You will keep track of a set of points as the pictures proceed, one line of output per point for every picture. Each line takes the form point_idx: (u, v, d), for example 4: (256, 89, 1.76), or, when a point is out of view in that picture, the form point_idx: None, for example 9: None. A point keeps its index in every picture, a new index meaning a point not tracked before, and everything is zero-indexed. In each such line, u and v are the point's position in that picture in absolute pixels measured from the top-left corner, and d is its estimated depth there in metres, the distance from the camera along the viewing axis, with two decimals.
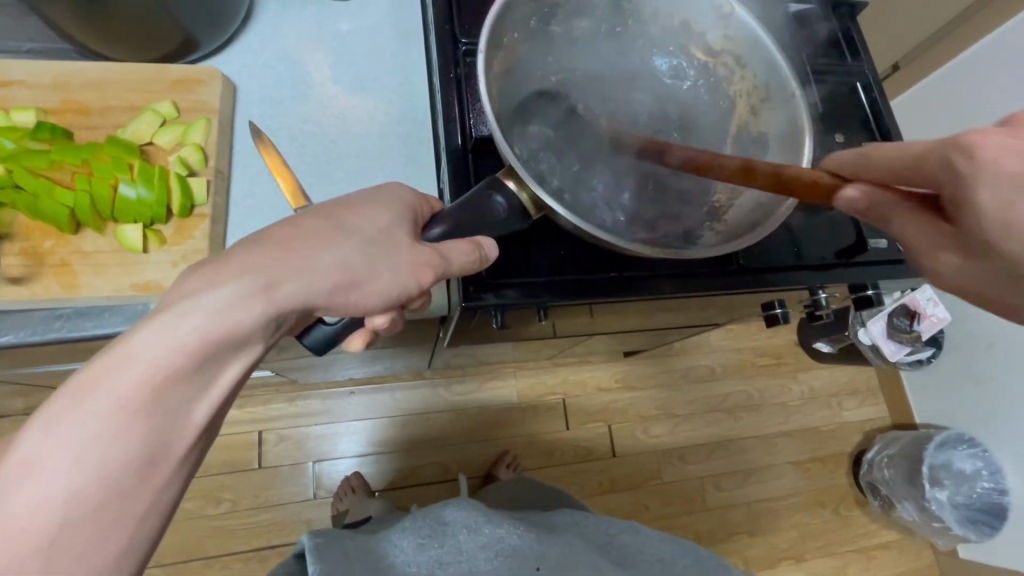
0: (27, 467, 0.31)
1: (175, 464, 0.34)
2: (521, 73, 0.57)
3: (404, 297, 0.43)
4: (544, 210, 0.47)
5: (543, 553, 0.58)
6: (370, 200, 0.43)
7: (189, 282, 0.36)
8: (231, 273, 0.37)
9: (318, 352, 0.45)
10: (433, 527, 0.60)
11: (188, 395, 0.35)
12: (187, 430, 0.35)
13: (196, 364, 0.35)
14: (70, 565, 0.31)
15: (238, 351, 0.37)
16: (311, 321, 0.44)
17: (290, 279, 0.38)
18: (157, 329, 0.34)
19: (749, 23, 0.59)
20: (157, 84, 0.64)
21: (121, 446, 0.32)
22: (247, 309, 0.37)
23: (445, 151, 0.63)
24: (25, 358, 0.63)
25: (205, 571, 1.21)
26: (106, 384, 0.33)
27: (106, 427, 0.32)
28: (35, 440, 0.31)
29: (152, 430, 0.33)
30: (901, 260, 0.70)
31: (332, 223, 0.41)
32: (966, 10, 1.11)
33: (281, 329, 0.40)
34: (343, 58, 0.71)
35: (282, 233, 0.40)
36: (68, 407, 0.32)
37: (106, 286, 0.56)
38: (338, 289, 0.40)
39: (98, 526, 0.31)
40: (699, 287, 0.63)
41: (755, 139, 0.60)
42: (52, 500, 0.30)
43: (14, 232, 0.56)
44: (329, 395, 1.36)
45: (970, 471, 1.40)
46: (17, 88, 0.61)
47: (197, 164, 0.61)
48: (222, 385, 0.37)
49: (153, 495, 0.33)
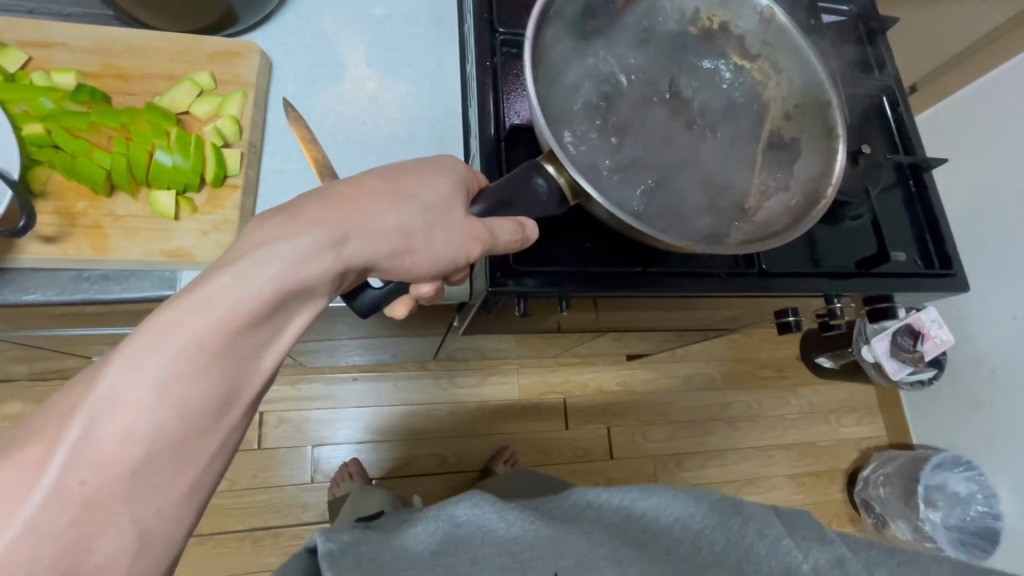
0: (110, 400, 0.30)
1: (244, 408, 0.35)
2: (556, 63, 0.58)
3: (450, 268, 0.43)
4: (583, 197, 0.48)
5: (563, 550, 0.51)
6: (429, 168, 0.44)
7: (263, 230, 0.36)
8: (303, 225, 0.37)
9: (363, 316, 0.46)
10: (444, 530, 0.53)
11: (259, 341, 0.35)
12: (256, 376, 0.35)
13: (269, 312, 0.35)
14: (150, 496, 0.31)
15: (304, 302, 0.38)
16: (358, 285, 0.45)
17: (356, 236, 0.39)
18: (236, 274, 0.34)
19: (788, 28, 0.62)
20: (196, 54, 0.64)
21: (201, 386, 0.32)
22: (318, 261, 0.37)
23: (477, 139, 0.64)
24: (48, 318, 0.63)
25: (198, 548, 1.21)
26: (188, 324, 0.33)
27: (188, 367, 0.32)
28: (118, 374, 0.31)
29: (227, 373, 0.34)
30: (918, 275, 0.71)
31: (393, 187, 0.41)
32: (999, 28, 1.13)
33: (342, 285, 0.40)
34: (378, 41, 0.71)
35: (347, 191, 0.40)
36: (153, 343, 0.32)
37: (137, 251, 0.56)
38: (395, 252, 0.41)
39: (176, 461, 0.32)
40: (723, 287, 0.64)
41: (787, 145, 0.62)
42: (138, 431, 0.31)
43: (49, 191, 0.56)
44: (332, 380, 1.37)
45: (964, 493, 1.39)
46: (58, 50, 0.61)
47: (232, 136, 0.61)
48: (287, 334, 0.37)
49: (224, 436, 0.34)
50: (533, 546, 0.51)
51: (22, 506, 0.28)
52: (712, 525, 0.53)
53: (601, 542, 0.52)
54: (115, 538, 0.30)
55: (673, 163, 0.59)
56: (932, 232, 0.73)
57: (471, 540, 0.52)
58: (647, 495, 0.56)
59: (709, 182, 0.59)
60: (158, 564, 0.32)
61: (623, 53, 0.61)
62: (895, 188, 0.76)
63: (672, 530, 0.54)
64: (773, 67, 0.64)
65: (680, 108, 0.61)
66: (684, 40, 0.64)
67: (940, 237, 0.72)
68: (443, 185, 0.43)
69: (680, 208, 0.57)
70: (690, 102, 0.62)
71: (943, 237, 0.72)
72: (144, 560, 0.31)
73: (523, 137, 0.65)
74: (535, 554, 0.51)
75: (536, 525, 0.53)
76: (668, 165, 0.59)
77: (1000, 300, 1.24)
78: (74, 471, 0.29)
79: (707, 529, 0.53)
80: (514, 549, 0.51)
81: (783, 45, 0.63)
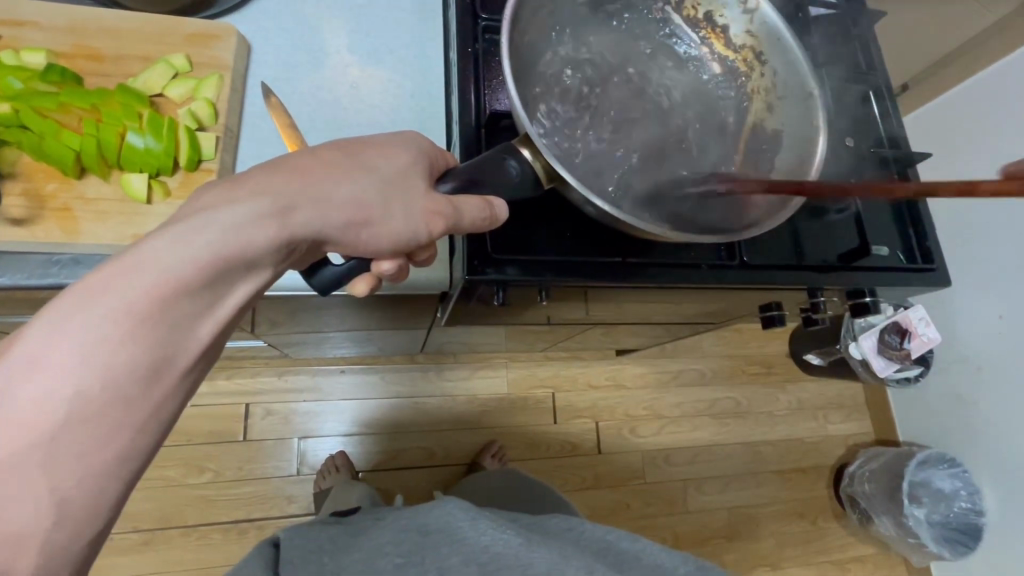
0: (32, 362, 0.30)
1: (176, 378, 0.34)
2: (539, 51, 0.57)
3: (412, 244, 0.43)
4: (557, 179, 0.47)
5: (527, 560, 0.55)
6: (391, 141, 0.43)
7: (205, 199, 0.36)
8: (246, 194, 0.37)
9: (323, 294, 0.44)
10: (415, 540, 0.59)
11: (194, 310, 0.35)
12: (190, 346, 0.35)
13: (204, 281, 0.35)
14: (72, 460, 0.31)
15: (246, 272, 0.37)
16: (318, 260, 0.43)
17: (303, 206, 0.38)
18: (168, 240, 0.34)
19: (773, 19, 0.61)
20: (172, 36, 0.63)
21: (126, 352, 0.32)
22: (259, 230, 0.36)
23: (458, 126, 0.63)
24: (18, 303, 0.62)
25: (182, 540, 1.20)
26: (115, 289, 0.32)
27: (112, 333, 0.32)
28: (41, 337, 0.31)
29: (156, 342, 0.33)
30: (902, 269, 0.71)
31: (350, 158, 0.41)
32: (985, 31, 1.12)
33: (291, 257, 0.39)
34: (360, 27, 0.70)
35: (302, 160, 0.39)
36: (77, 308, 0.31)
37: (108, 234, 0.55)
38: (351, 225, 0.40)
39: (98, 429, 0.32)
40: (702, 278, 0.63)
41: (769, 136, 0.61)
42: (58, 395, 0.31)
43: (18, 173, 0.55)
44: (320, 372, 1.36)
45: (948, 490, 1.40)
46: (29, 29, 0.60)
47: (207, 120, 0.60)
48: (228, 305, 0.37)
49: (152, 405, 0.33)
50: (498, 556, 0.55)
51: None
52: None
53: (574, 556, 0.57)
54: (33, 502, 0.30)
55: (651, 154, 0.58)
56: (916, 226, 0.73)
57: (439, 549, 0.57)
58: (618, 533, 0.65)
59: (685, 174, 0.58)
60: (81, 532, 0.32)
61: (607, 41, 0.61)
62: None
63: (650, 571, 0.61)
64: (757, 57, 0.63)
65: (658, 96, 0.61)
66: (665, 30, 0.64)
67: (924, 231, 0.72)
68: (410, 163, 0.43)
69: (659, 201, 0.56)
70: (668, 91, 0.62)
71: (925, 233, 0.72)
72: (64, 526, 0.31)
73: (504, 123, 0.63)
74: (502, 560, 0.55)
75: (506, 534, 0.57)
76: (646, 156, 0.58)
77: (988, 300, 1.25)
78: None
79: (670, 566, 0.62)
80: (479, 558, 0.55)
81: (768, 35, 0.62)
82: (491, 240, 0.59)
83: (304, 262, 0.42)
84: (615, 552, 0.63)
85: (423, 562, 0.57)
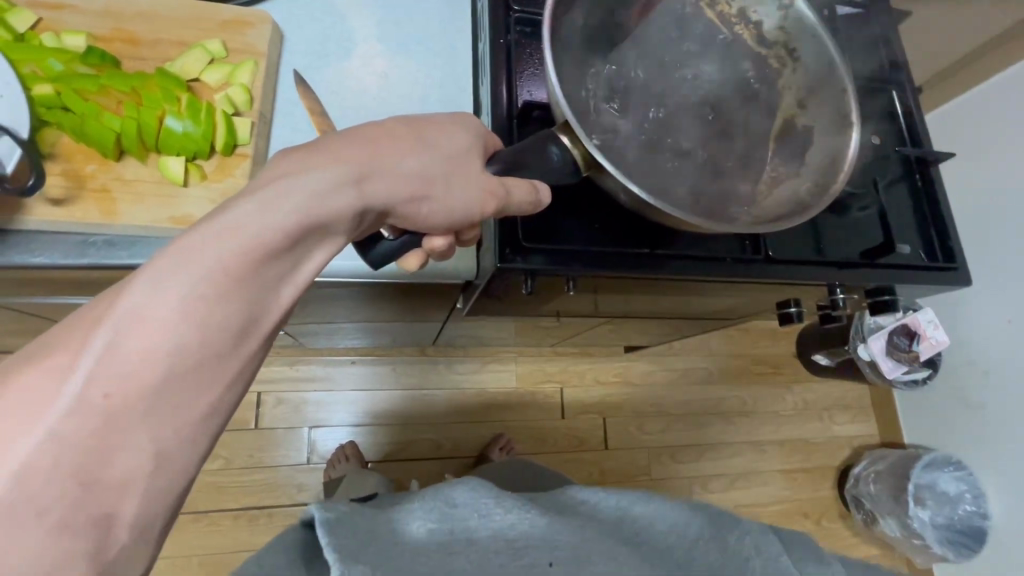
0: (134, 317, 0.31)
1: (262, 339, 0.35)
2: (573, 41, 0.57)
3: (463, 221, 0.44)
4: (596, 167, 0.48)
5: (557, 544, 0.56)
6: (447, 123, 0.44)
7: (285, 165, 0.37)
8: (324, 161, 0.38)
9: (376, 268, 0.46)
10: (443, 511, 0.57)
11: (277, 274, 0.35)
12: (274, 308, 0.35)
13: (289, 244, 0.35)
14: (168, 416, 0.30)
15: (324, 239, 0.38)
16: (375, 235, 0.45)
17: (375, 176, 0.40)
18: (259, 203, 0.35)
19: (809, 17, 0.63)
20: (207, 22, 0.64)
21: (222, 310, 0.32)
22: (339, 196, 0.37)
23: (489, 116, 0.64)
24: (50, 283, 0.63)
25: (192, 525, 1.22)
26: (210, 247, 0.33)
27: (211, 290, 0.32)
28: (143, 293, 0.31)
29: (247, 301, 0.33)
30: (923, 267, 0.72)
31: (415, 135, 0.42)
32: (1002, 34, 1.12)
33: (360, 228, 0.40)
34: (389, 17, 0.71)
35: (369, 134, 0.41)
36: (176, 264, 0.32)
37: (145, 216, 0.56)
38: (411, 198, 0.41)
39: (194, 384, 0.31)
40: (729, 271, 0.64)
41: (800, 132, 0.62)
42: (159, 349, 0.30)
43: (57, 153, 0.56)
44: (331, 362, 1.37)
45: (953, 492, 1.42)
46: (69, 12, 0.61)
47: (242, 105, 0.61)
48: (306, 271, 0.37)
49: (241, 364, 0.33)
50: (527, 537, 0.57)
51: (46, 412, 0.28)
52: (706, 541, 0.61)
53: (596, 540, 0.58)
54: (132, 455, 0.29)
55: (686, 143, 0.59)
56: (936, 224, 0.74)
57: (468, 523, 0.57)
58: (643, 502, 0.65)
59: (716, 163, 0.59)
60: (173, 489, 0.31)
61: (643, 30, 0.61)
62: (902, 182, 0.76)
63: (668, 539, 0.62)
64: (791, 53, 0.64)
65: (690, 87, 0.62)
66: (696, 22, 0.64)
67: (945, 230, 0.73)
68: (459, 147, 0.44)
69: (693, 187, 0.57)
70: (699, 81, 0.62)
71: (947, 232, 0.73)
72: (161, 482, 0.30)
73: (535, 115, 0.64)
74: (528, 546, 0.56)
75: (532, 514, 0.59)
76: (679, 145, 0.59)
77: (997, 304, 1.25)
78: (98, 383, 0.29)
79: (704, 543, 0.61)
80: (508, 536, 0.57)
81: (802, 32, 0.64)
82: (521, 230, 0.60)
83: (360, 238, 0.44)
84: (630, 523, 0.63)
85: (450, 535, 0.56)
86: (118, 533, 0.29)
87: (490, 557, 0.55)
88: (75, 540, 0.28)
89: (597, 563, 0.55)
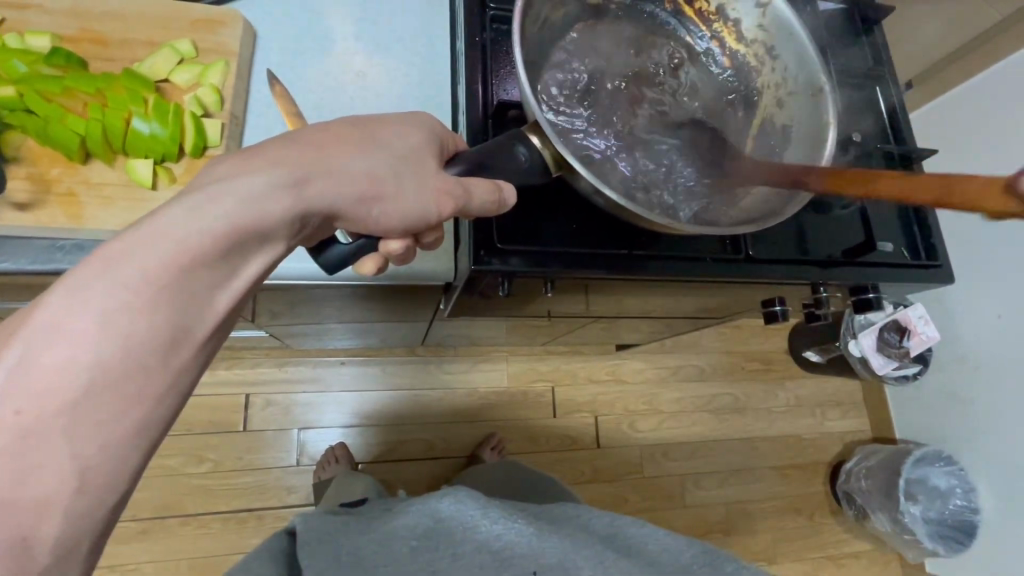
0: (50, 330, 0.30)
1: (195, 349, 0.34)
2: (551, 41, 0.57)
3: (422, 223, 0.43)
4: (566, 166, 0.47)
5: (543, 554, 0.56)
6: (401, 120, 0.44)
7: (220, 169, 0.36)
8: (263, 164, 0.37)
9: (330, 273, 0.45)
10: (428, 526, 0.58)
11: (211, 282, 0.35)
12: (207, 316, 0.34)
13: (222, 251, 0.35)
14: (90, 432, 0.30)
15: (261, 246, 0.37)
16: (328, 238, 0.44)
17: (318, 177, 0.39)
18: (187, 208, 0.34)
19: (785, 15, 0.60)
20: (178, 21, 0.63)
21: (146, 320, 0.31)
22: (276, 200, 0.37)
23: (465, 116, 0.63)
24: (19, 289, 0.61)
25: (181, 529, 1.20)
26: (135, 256, 0.32)
27: (134, 300, 0.31)
28: (60, 305, 0.30)
29: (176, 310, 0.33)
30: (905, 266, 0.71)
31: (362, 134, 0.42)
32: (990, 29, 1.11)
33: (303, 232, 0.40)
34: (365, 15, 0.70)
35: (315, 135, 0.40)
36: (96, 274, 0.31)
37: (113, 220, 0.55)
38: (364, 200, 0.41)
39: (117, 398, 0.30)
40: (706, 271, 0.63)
41: (778, 131, 0.62)
42: (77, 362, 0.30)
43: (22, 157, 0.55)
44: (320, 362, 1.36)
45: (944, 487, 1.42)
46: (34, 12, 0.59)
47: (213, 106, 0.60)
48: (242, 277, 0.37)
49: (171, 376, 0.32)
50: (512, 546, 0.56)
51: None
52: (700, 563, 0.60)
53: (585, 545, 0.58)
54: (52, 473, 0.29)
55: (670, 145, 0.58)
56: (920, 223, 0.73)
57: (454, 535, 0.57)
58: (637, 524, 0.64)
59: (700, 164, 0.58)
60: (100, 507, 0.30)
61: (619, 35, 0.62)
62: None
63: (658, 554, 0.60)
64: (770, 52, 0.63)
65: (666, 91, 0.61)
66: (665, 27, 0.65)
67: (928, 228, 0.73)
68: (419, 149, 0.43)
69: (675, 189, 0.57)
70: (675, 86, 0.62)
71: (930, 231, 0.72)
72: (84, 499, 0.30)
73: (512, 114, 0.63)
74: (517, 553, 0.56)
75: (518, 523, 0.58)
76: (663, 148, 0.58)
77: (986, 299, 1.25)
78: (11, 399, 0.28)
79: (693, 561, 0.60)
80: (495, 546, 0.56)
81: (779, 30, 0.61)
82: (496, 232, 0.59)
83: (314, 241, 0.43)
84: (622, 540, 0.62)
85: (436, 547, 0.57)
86: (39, 554, 0.29)
87: (475, 568, 0.55)
88: None
89: (581, 567, 0.55)
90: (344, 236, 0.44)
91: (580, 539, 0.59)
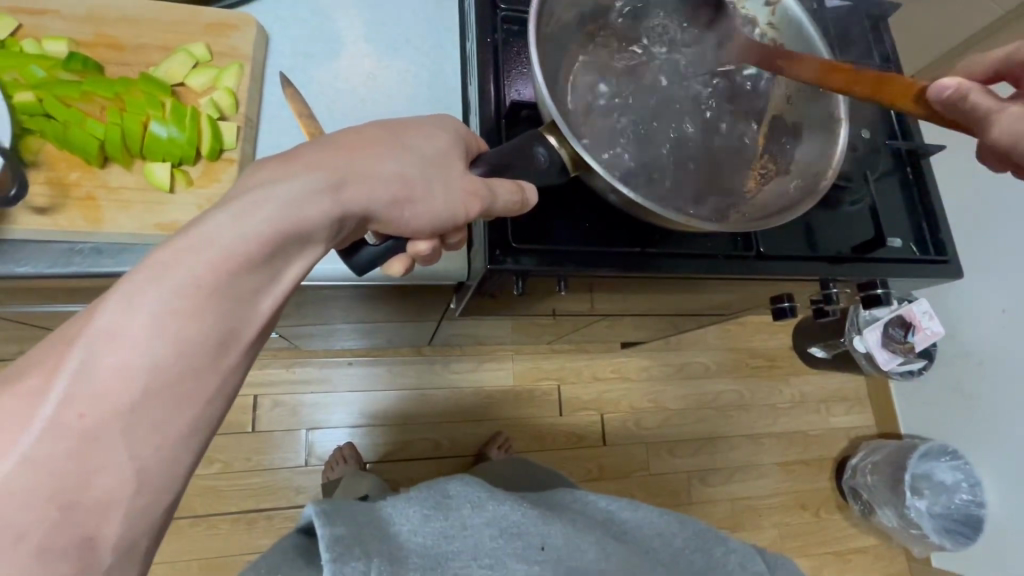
0: (107, 335, 0.30)
1: (242, 351, 0.34)
2: (561, 43, 0.57)
3: (448, 224, 0.43)
4: (583, 167, 0.48)
5: (550, 535, 0.56)
6: (426, 124, 0.44)
7: (259, 175, 0.37)
8: (299, 169, 0.38)
9: (360, 274, 0.46)
10: (438, 500, 0.57)
11: (255, 285, 0.35)
12: (253, 319, 0.35)
13: (265, 254, 0.35)
14: (147, 435, 0.30)
15: (302, 249, 0.38)
16: (357, 242, 0.45)
17: (354, 182, 0.39)
18: (231, 214, 0.34)
19: (796, 13, 0.62)
20: (192, 25, 0.63)
21: (196, 324, 0.32)
22: (315, 204, 0.37)
23: (478, 117, 0.63)
24: (37, 292, 0.62)
25: (191, 529, 1.21)
26: (183, 261, 0.33)
27: (184, 304, 0.32)
28: (115, 311, 0.31)
29: (224, 313, 0.33)
30: (915, 261, 0.72)
31: (393, 138, 0.42)
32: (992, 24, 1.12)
33: (339, 235, 0.40)
34: (375, 17, 0.70)
35: (346, 139, 0.41)
36: (148, 280, 0.32)
37: (132, 223, 0.55)
38: (394, 202, 0.41)
39: (172, 400, 0.31)
40: (720, 269, 0.64)
41: (789, 128, 0.62)
42: (134, 367, 0.30)
43: (41, 162, 0.55)
44: (327, 363, 1.36)
45: (950, 482, 1.43)
46: (50, 18, 0.60)
47: (228, 109, 0.61)
48: (285, 281, 0.37)
49: (220, 378, 0.33)
50: (520, 526, 0.56)
51: (22, 435, 0.28)
52: (691, 545, 0.62)
53: (588, 531, 0.59)
54: (113, 474, 0.29)
55: (693, 151, 0.59)
56: (929, 218, 0.74)
57: (462, 511, 0.56)
58: (633, 506, 0.65)
59: (734, 173, 0.60)
60: (155, 508, 0.31)
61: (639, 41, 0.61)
62: (894, 175, 0.76)
63: (652, 540, 0.62)
64: (779, 48, 0.64)
65: (694, 97, 0.61)
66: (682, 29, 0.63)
67: (936, 222, 0.73)
68: (439, 150, 0.43)
69: (712, 197, 0.58)
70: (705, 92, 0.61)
71: (938, 225, 0.73)
72: (143, 500, 0.30)
73: (524, 114, 0.63)
74: (524, 531, 0.56)
75: (525, 506, 0.58)
76: (697, 158, 0.59)
77: (991, 293, 1.26)
78: (72, 403, 0.29)
79: (687, 546, 0.62)
80: (503, 524, 0.56)
81: (790, 28, 0.63)
82: (511, 231, 0.59)
83: (344, 245, 0.44)
84: (618, 522, 0.64)
85: (446, 517, 0.56)
86: (101, 555, 0.29)
87: (484, 541, 0.55)
88: (57, 563, 0.28)
89: (586, 551, 0.56)
90: (371, 239, 0.45)
91: (584, 525, 0.60)
